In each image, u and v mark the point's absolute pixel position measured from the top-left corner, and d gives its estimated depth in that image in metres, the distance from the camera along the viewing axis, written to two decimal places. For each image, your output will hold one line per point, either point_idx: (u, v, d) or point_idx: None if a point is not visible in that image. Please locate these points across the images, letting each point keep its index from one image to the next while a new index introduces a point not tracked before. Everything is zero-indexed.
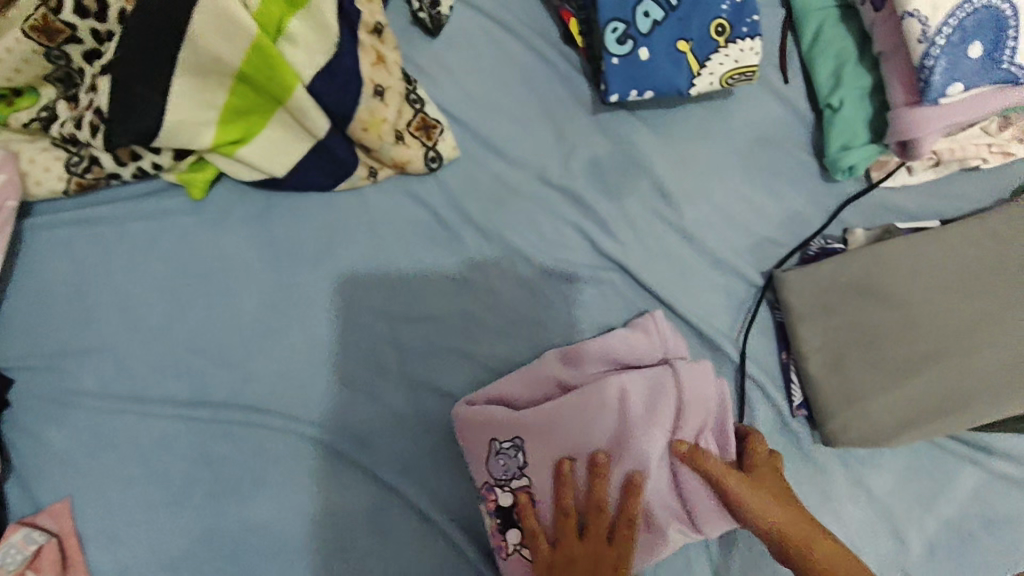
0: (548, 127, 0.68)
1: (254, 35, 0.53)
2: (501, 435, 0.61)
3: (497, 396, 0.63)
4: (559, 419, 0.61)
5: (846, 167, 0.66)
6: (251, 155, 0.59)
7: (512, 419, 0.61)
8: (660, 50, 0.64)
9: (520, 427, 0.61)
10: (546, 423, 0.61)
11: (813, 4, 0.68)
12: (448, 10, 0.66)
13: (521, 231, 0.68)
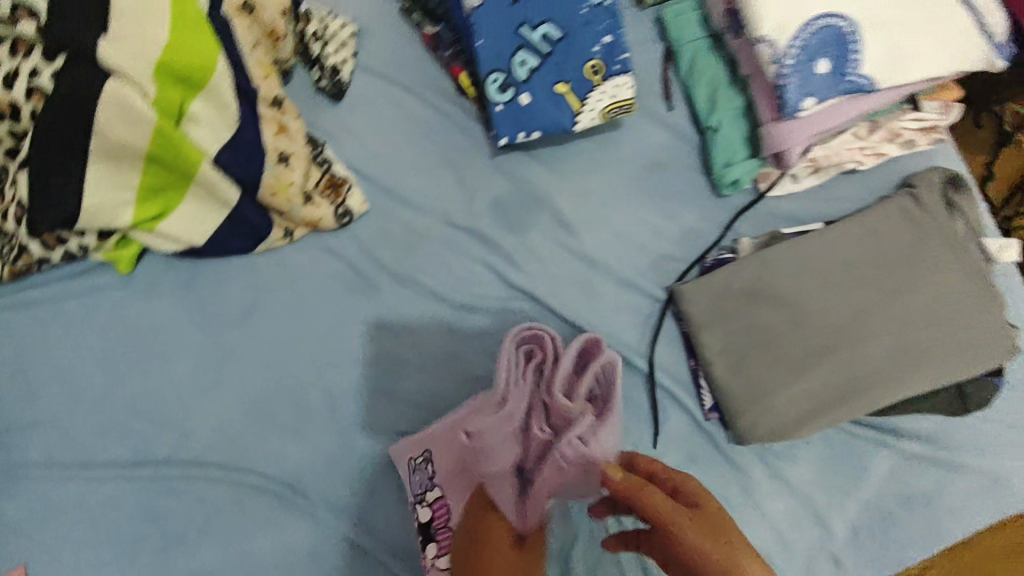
0: (450, 173, 0.73)
1: (154, 121, 0.59)
2: (413, 450, 0.66)
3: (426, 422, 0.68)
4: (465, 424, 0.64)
5: (730, 181, 0.73)
6: (171, 227, 0.66)
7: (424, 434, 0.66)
8: (541, 94, 0.68)
9: (429, 440, 0.65)
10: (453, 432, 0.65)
11: (685, 38, 0.75)
12: (349, 76, 0.73)
13: (434, 271, 0.72)
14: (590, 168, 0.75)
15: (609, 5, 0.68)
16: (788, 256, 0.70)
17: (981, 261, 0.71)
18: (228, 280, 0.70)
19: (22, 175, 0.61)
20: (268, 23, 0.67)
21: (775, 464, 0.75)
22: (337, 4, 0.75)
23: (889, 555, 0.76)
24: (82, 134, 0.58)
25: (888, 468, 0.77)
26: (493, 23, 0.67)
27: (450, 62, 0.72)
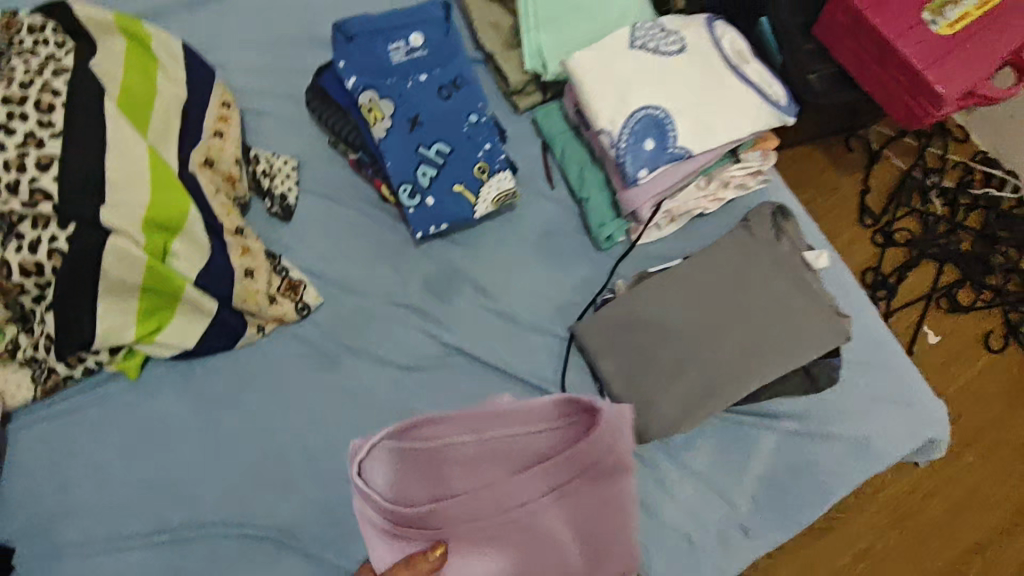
0: (385, 262, 0.92)
1: (145, 259, 0.78)
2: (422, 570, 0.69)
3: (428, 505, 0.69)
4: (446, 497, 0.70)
5: (605, 237, 0.92)
6: (166, 337, 0.83)
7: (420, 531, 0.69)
8: (443, 194, 0.88)
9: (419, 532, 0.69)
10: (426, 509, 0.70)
11: (555, 132, 0.96)
12: (294, 198, 0.93)
13: (381, 341, 0.89)
14: (497, 242, 0.94)
15: (484, 120, 0.90)
16: (650, 284, 0.90)
17: (803, 268, 0.91)
18: (216, 372, 0.87)
19: (48, 315, 0.79)
20: (225, 171, 0.89)
21: (679, 456, 0.92)
22: (280, 145, 0.96)
23: (790, 518, 0.92)
24: (92, 276, 0.76)
25: (774, 446, 0.93)
26: (397, 147, 0.87)
27: (373, 177, 0.93)
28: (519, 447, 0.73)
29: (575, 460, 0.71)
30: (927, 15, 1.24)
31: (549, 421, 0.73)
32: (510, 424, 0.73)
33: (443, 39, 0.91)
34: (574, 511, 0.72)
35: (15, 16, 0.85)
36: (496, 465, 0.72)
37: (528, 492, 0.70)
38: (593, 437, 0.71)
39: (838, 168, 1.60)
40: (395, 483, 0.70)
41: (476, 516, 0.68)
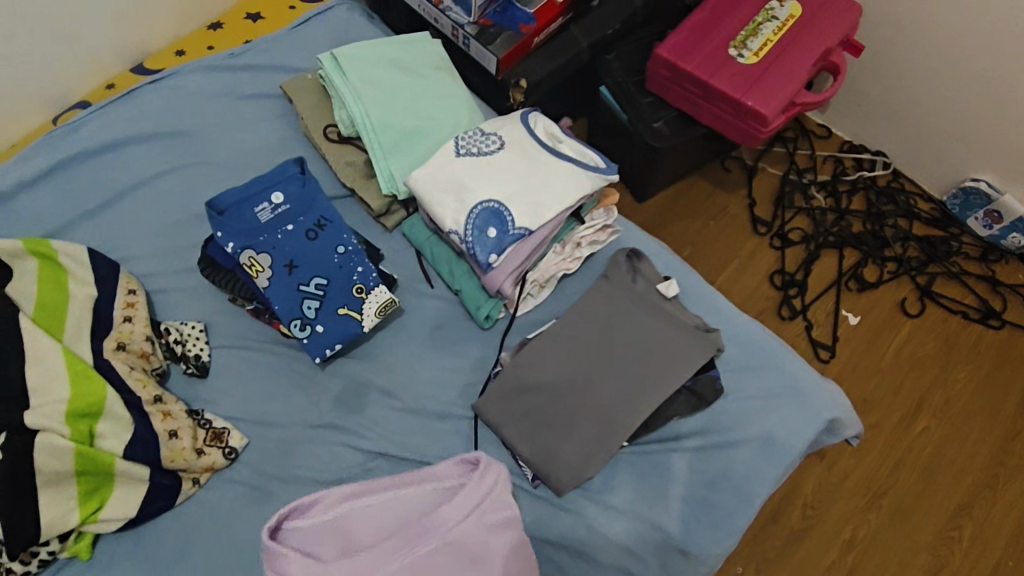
0: (297, 391, 1.02)
1: (73, 448, 0.87)
2: None
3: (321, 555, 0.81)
4: (350, 538, 0.83)
5: (484, 316, 1.02)
6: (110, 511, 0.91)
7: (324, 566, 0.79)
8: (330, 320, 0.99)
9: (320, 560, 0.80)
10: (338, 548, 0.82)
11: (420, 238, 1.08)
12: (208, 355, 1.04)
13: (307, 464, 0.98)
14: (393, 347, 1.04)
15: (352, 248, 1.02)
16: (535, 349, 0.98)
17: (661, 300, 1.01)
18: (163, 532, 0.94)
19: None
20: (137, 349, 0.99)
21: (600, 498, 0.96)
22: (189, 314, 1.08)
23: (721, 531, 0.95)
24: (28, 473, 0.85)
25: (687, 466, 0.98)
26: (280, 292, 0.99)
27: (272, 320, 1.04)
28: (417, 500, 0.85)
29: (466, 503, 0.83)
30: (733, 50, 1.40)
31: (443, 477, 0.87)
32: (414, 484, 0.86)
33: (301, 190, 1.04)
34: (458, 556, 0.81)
35: None
36: (397, 515, 0.84)
37: (419, 535, 0.81)
38: (482, 485, 0.84)
39: (722, 190, 1.73)
40: (308, 539, 0.82)
41: (366, 560, 0.79)
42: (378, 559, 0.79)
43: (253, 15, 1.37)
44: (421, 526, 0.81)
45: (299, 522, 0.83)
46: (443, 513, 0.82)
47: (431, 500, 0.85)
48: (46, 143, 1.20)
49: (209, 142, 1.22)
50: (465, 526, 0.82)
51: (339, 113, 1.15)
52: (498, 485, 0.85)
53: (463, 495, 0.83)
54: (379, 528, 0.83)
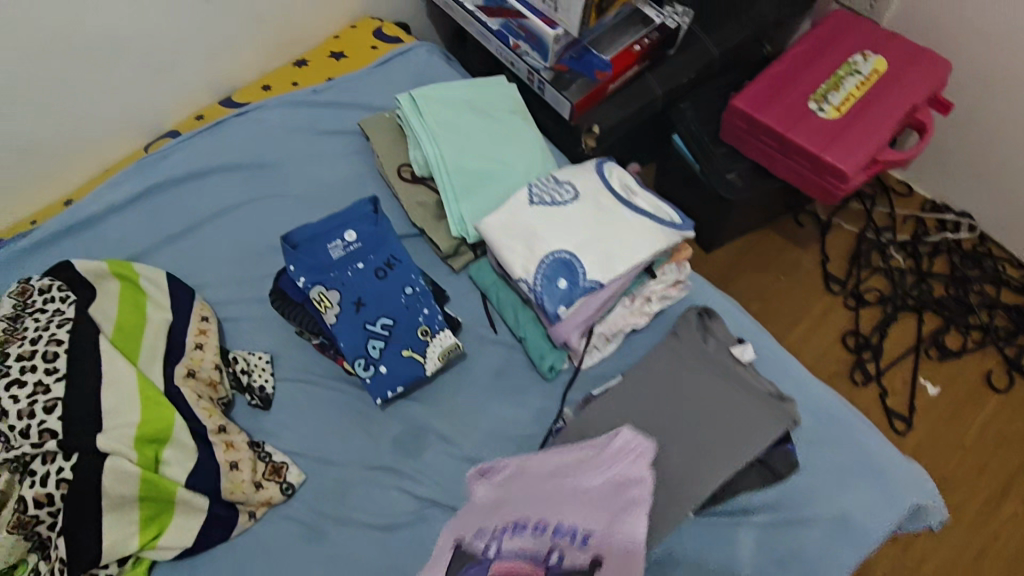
0: (356, 429, 1.01)
1: (139, 474, 0.89)
2: None
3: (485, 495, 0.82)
4: (503, 488, 0.82)
5: (548, 367, 1.00)
6: (169, 540, 0.92)
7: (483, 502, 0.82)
8: (393, 361, 0.99)
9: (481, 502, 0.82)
10: (493, 498, 0.82)
11: (487, 283, 1.08)
12: (272, 387, 1.05)
13: (362, 507, 0.97)
14: (454, 392, 1.02)
15: (419, 289, 1.02)
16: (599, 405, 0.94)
17: (734, 363, 0.97)
18: (216, 565, 0.94)
19: (60, 539, 0.87)
20: (205, 377, 1.01)
21: (662, 570, 0.89)
22: (257, 345, 1.10)
23: None
24: (95, 495, 0.87)
25: (755, 542, 0.91)
26: (346, 329, 0.99)
27: (336, 356, 1.05)
28: (563, 460, 0.81)
29: (601, 464, 0.76)
30: (813, 104, 1.37)
31: (594, 447, 0.80)
32: (571, 447, 0.83)
33: (373, 229, 1.05)
34: (579, 521, 0.70)
35: (27, 283, 1.03)
36: (542, 471, 0.81)
37: (552, 488, 0.76)
38: (615, 452, 0.76)
39: (794, 244, 1.67)
40: (487, 483, 0.84)
41: (506, 509, 0.78)
42: (511, 505, 0.78)
43: (337, 53, 1.40)
44: (560, 481, 0.77)
45: (484, 472, 0.86)
46: (578, 474, 0.76)
47: (575, 462, 0.79)
48: (137, 169, 1.26)
49: (288, 176, 1.25)
50: (595, 490, 0.73)
51: (414, 154, 1.17)
52: (631, 457, 0.75)
53: (601, 457, 0.77)
54: (526, 476, 0.82)
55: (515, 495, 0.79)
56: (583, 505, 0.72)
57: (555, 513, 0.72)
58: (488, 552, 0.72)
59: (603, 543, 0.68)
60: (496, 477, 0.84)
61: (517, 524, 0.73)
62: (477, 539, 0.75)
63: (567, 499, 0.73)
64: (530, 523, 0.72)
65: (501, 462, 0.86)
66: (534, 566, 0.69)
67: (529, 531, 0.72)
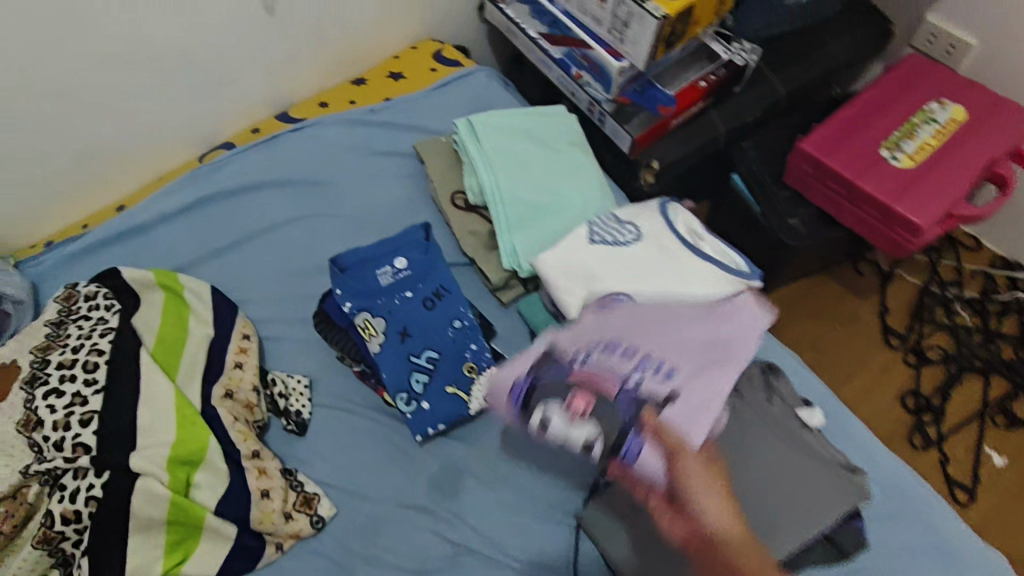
0: (393, 464, 0.98)
1: (171, 498, 0.86)
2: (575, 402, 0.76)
3: (592, 305, 0.90)
4: (607, 301, 0.90)
5: None
6: (192, 567, 0.88)
7: (586, 310, 0.89)
8: (437, 398, 0.95)
9: (584, 309, 0.90)
10: (598, 308, 0.89)
11: (537, 321, 1.04)
12: (308, 412, 1.02)
13: (393, 548, 0.92)
14: (496, 433, 0.98)
15: (468, 323, 0.99)
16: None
17: (800, 426, 0.90)
18: None
19: (84, 559, 0.84)
20: (243, 399, 0.99)
21: None
22: (297, 367, 1.07)
23: None
24: (124, 516, 0.84)
25: None
26: (390, 360, 0.95)
27: (377, 385, 1.02)
28: (682, 296, 0.91)
29: (719, 317, 0.87)
30: (886, 151, 1.30)
31: (716, 295, 0.92)
32: (689, 285, 0.93)
33: (423, 257, 1.02)
34: (678, 350, 0.83)
35: (74, 288, 1.02)
36: (653, 298, 0.90)
37: (661, 311, 0.87)
38: (739, 313, 0.87)
39: (852, 293, 1.59)
40: (595, 295, 0.92)
41: (610, 323, 0.85)
42: (614, 319, 0.85)
43: (395, 73, 1.39)
44: (673, 309, 0.88)
45: (596, 285, 0.93)
46: (696, 315, 0.87)
47: (693, 303, 0.90)
48: (191, 178, 1.25)
49: (339, 195, 1.24)
50: (708, 332, 0.85)
51: (468, 181, 1.13)
52: (754, 322, 0.87)
53: (720, 312, 0.88)
54: (637, 298, 0.90)
55: (621, 317, 0.86)
56: (681, 345, 0.83)
57: (646, 342, 0.83)
58: (577, 360, 0.79)
59: (687, 386, 0.81)
60: (606, 304, 0.89)
61: (615, 343, 0.83)
62: (568, 346, 0.81)
63: (666, 336, 0.83)
64: (621, 348, 0.82)
65: (616, 295, 0.90)
66: (614, 382, 0.78)
67: (618, 353, 0.81)
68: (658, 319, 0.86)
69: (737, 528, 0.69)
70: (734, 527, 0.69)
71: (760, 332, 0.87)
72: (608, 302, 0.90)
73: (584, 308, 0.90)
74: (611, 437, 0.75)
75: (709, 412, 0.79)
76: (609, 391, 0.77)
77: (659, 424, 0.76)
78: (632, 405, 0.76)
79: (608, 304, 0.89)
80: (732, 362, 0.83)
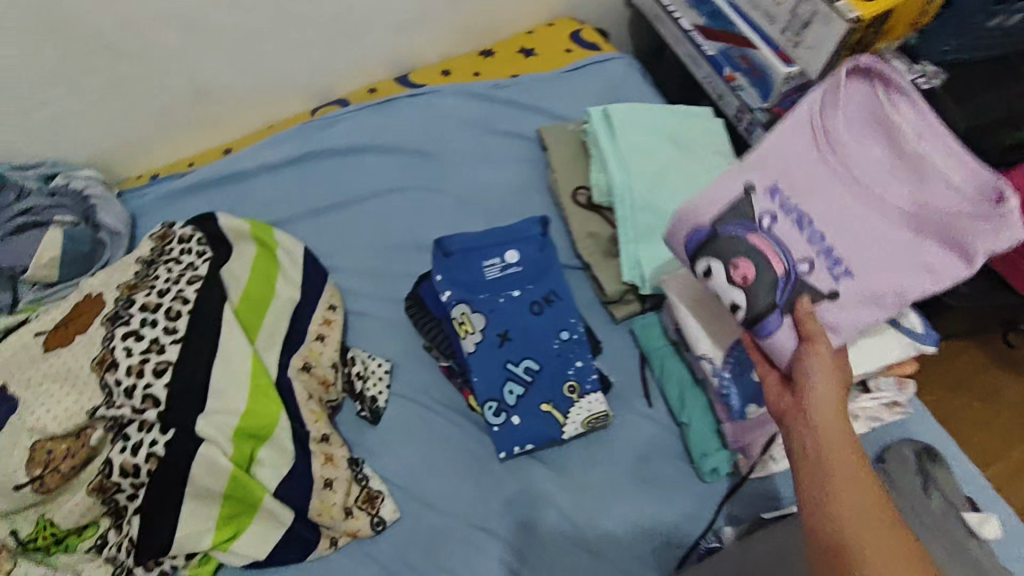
0: (467, 476, 0.88)
1: (230, 470, 0.80)
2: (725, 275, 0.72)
3: (804, 130, 0.73)
4: (821, 134, 0.73)
5: (710, 470, 0.84)
6: (240, 546, 0.83)
7: (794, 134, 0.74)
8: (529, 414, 0.84)
9: (795, 131, 0.73)
10: (809, 140, 0.73)
11: (653, 347, 0.92)
12: (384, 401, 0.94)
13: (454, 572, 0.82)
14: (586, 464, 0.87)
15: (576, 336, 0.88)
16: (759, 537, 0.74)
17: (965, 537, 0.72)
18: None
19: (135, 516, 0.81)
20: (320, 375, 0.92)
21: None
22: (380, 349, 0.99)
23: None
24: (182, 482, 0.79)
25: None
26: (484, 363, 0.86)
27: (462, 386, 0.92)
28: (927, 169, 0.69)
29: (948, 221, 0.68)
30: None
31: (969, 189, 0.69)
32: (943, 151, 0.69)
33: (538, 254, 0.92)
34: (865, 250, 0.71)
35: (169, 228, 0.99)
36: (880, 160, 0.72)
37: (878, 187, 0.71)
38: (972, 230, 0.67)
39: (1002, 366, 1.37)
40: (825, 107, 0.73)
41: (809, 181, 0.73)
42: (815, 175, 0.73)
43: (527, 49, 1.28)
44: (892, 195, 0.71)
45: (834, 86, 0.72)
46: (918, 208, 0.70)
47: (929, 191, 0.70)
48: (300, 130, 1.18)
49: (449, 171, 1.15)
50: (911, 245, 0.71)
51: (595, 176, 1.01)
52: (983, 247, 0.67)
53: (954, 218, 0.68)
54: (863, 151, 0.72)
55: (846, 167, 0.72)
56: (887, 234, 0.71)
57: (839, 231, 0.72)
58: (762, 223, 0.72)
59: (867, 286, 0.71)
60: (875, 119, 0.71)
61: (813, 206, 0.72)
62: (762, 195, 0.73)
63: (873, 216, 0.71)
64: (812, 226, 0.72)
65: (903, 92, 0.69)
66: (784, 260, 0.71)
67: (806, 234, 0.72)
68: (882, 187, 0.71)
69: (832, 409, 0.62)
70: (836, 409, 0.62)
71: (988, 255, 0.67)
72: (824, 136, 0.73)
73: (796, 131, 0.73)
74: (755, 312, 0.70)
75: (879, 316, 0.72)
76: (774, 269, 0.70)
77: (810, 318, 0.68)
78: (790, 289, 0.70)
79: (823, 138, 0.73)
80: (920, 287, 0.70)
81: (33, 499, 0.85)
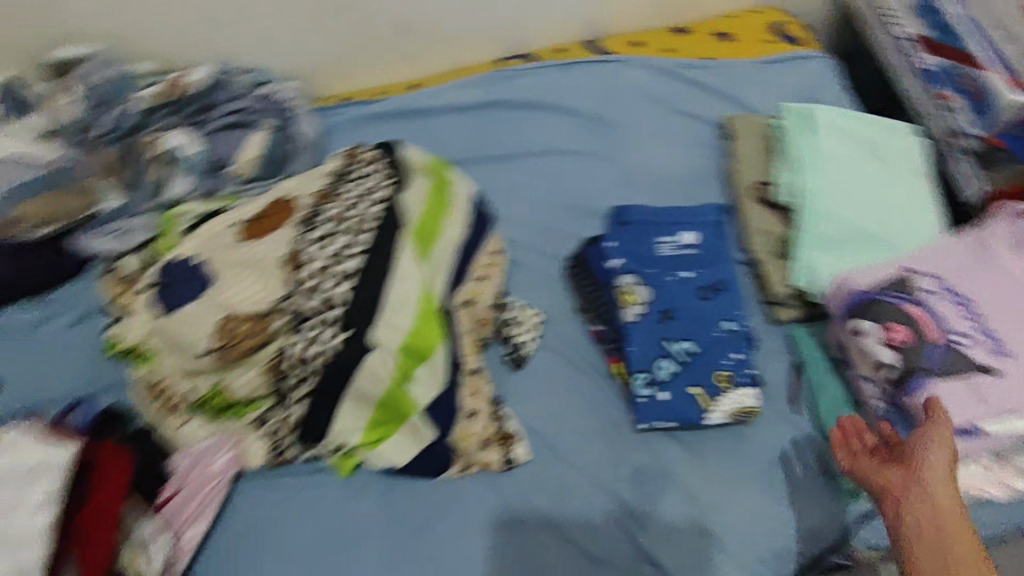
0: (600, 437, 0.94)
1: (389, 382, 0.88)
2: (886, 334, 0.85)
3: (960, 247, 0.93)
4: (976, 252, 0.93)
5: (848, 489, 0.87)
6: (384, 451, 0.91)
7: (954, 248, 0.93)
8: (678, 393, 0.87)
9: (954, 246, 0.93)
10: (965, 253, 0.92)
11: (810, 360, 0.94)
12: (530, 350, 0.99)
13: (575, 522, 0.89)
14: (718, 455, 0.90)
15: (740, 329, 0.91)
16: None
17: None
18: (417, 496, 0.92)
19: (302, 402, 0.92)
20: (478, 314, 0.98)
21: None
22: (535, 301, 1.04)
23: None
24: (344, 381, 0.89)
25: None
26: (642, 335, 0.89)
27: (612, 352, 0.98)
28: None
29: None
30: None
31: None
32: None
33: (715, 241, 0.96)
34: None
35: (356, 149, 1.06)
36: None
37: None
38: None
39: None
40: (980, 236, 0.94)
41: (971, 278, 0.90)
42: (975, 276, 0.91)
43: (724, 34, 1.27)
44: None
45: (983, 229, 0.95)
46: None
47: None
48: (487, 80, 1.24)
49: (625, 141, 1.15)
50: None
51: (782, 177, 1.01)
52: None
53: None
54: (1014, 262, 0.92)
55: (998, 272, 0.91)
56: None
57: (995, 317, 0.87)
58: (924, 298, 0.87)
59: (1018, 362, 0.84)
60: (1013, 244, 0.94)
61: (964, 296, 0.89)
62: (922, 282, 0.89)
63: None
64: (964, 309, 0.88)
65: None
66: (940, 331, 0.85)
67: (962, 313, 0.87)
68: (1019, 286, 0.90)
69: (947, 479, 0.73)
70: (946, 482, 0.73)
71: None
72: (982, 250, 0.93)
73: (953, 245, 0.93)
74: (908, 370, 0.84)
75: None
76: (932, 334, 0.85)
77: (956, 383, 0.83)
78: (943, 355, 0.84)
79: (980, 251, 0.93)
80: None
81: (212, 367, 0.94)
